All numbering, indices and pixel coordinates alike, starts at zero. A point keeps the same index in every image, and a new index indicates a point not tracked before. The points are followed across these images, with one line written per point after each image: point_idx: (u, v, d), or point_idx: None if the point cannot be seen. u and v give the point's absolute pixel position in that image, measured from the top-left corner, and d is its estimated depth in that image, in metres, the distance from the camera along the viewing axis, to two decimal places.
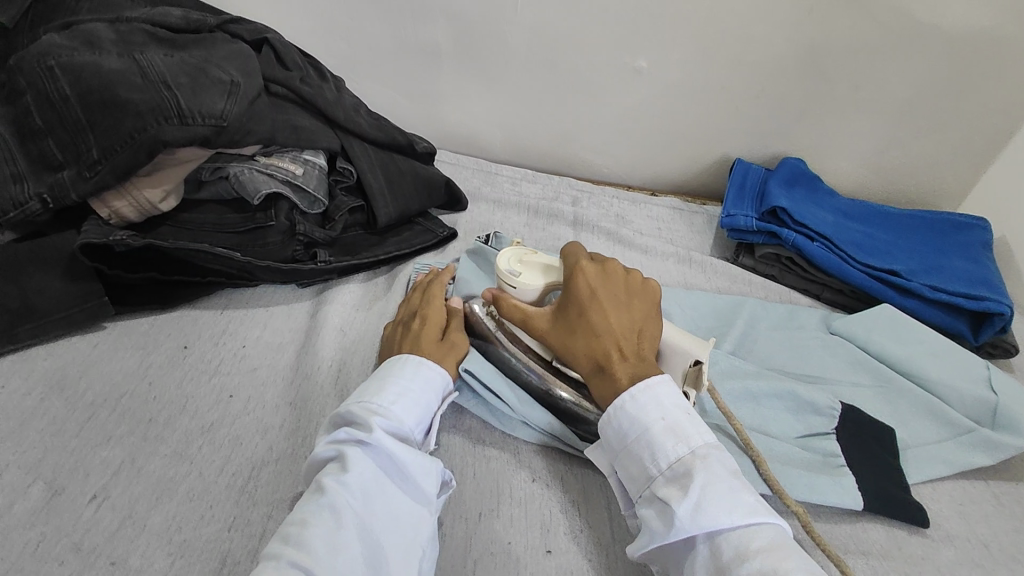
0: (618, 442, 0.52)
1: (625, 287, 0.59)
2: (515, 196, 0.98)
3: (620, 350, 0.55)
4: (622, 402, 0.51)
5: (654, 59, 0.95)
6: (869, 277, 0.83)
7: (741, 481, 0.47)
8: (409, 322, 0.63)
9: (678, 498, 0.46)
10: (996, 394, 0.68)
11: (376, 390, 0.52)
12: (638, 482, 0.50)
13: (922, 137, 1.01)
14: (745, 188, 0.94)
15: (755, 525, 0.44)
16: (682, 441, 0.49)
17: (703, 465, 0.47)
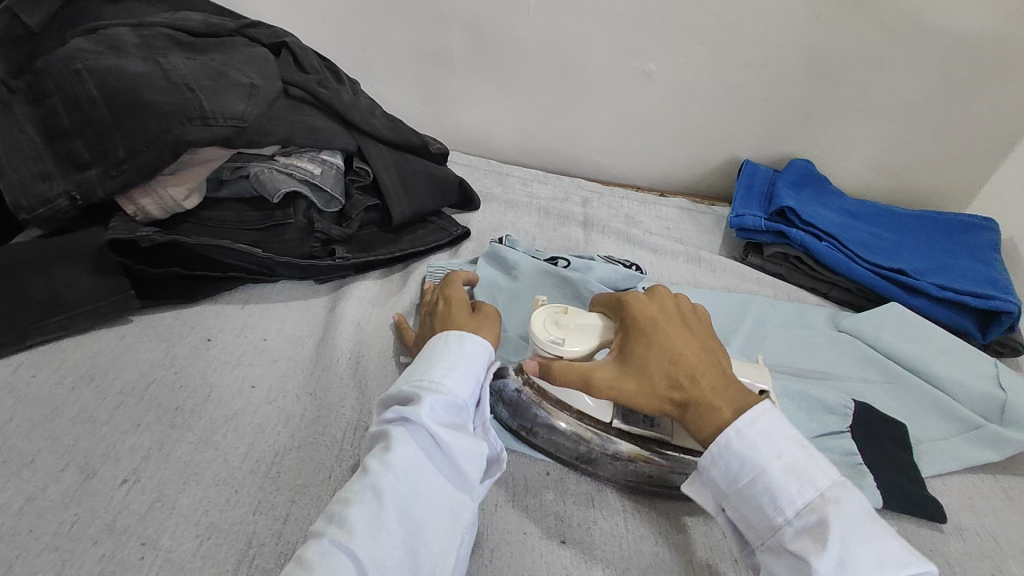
0: (729, 486, 0.49)
1: (680, 313, 0.58)
2: (527, 197, 1.00)
3: (706, 376, 0.53)
4: (728, 440, 0.49)
5: (663, 62, 0.97)
6: (876, 276, 0.84)
7: (879, 522, 0.44)
8: (436, 308, 0.63)
9: (817, 552, 0.43)
10: (1004, 390, 0.69)
11: (426, 366, 0.53)
12: (759, 529, 0.47)
13: (929, 139, 1.02)
14: (753, 189, 0.96)
15: (902, 574, 0.41)
16: (808, 484, 0.46)
17: (836, 509, 0.44)
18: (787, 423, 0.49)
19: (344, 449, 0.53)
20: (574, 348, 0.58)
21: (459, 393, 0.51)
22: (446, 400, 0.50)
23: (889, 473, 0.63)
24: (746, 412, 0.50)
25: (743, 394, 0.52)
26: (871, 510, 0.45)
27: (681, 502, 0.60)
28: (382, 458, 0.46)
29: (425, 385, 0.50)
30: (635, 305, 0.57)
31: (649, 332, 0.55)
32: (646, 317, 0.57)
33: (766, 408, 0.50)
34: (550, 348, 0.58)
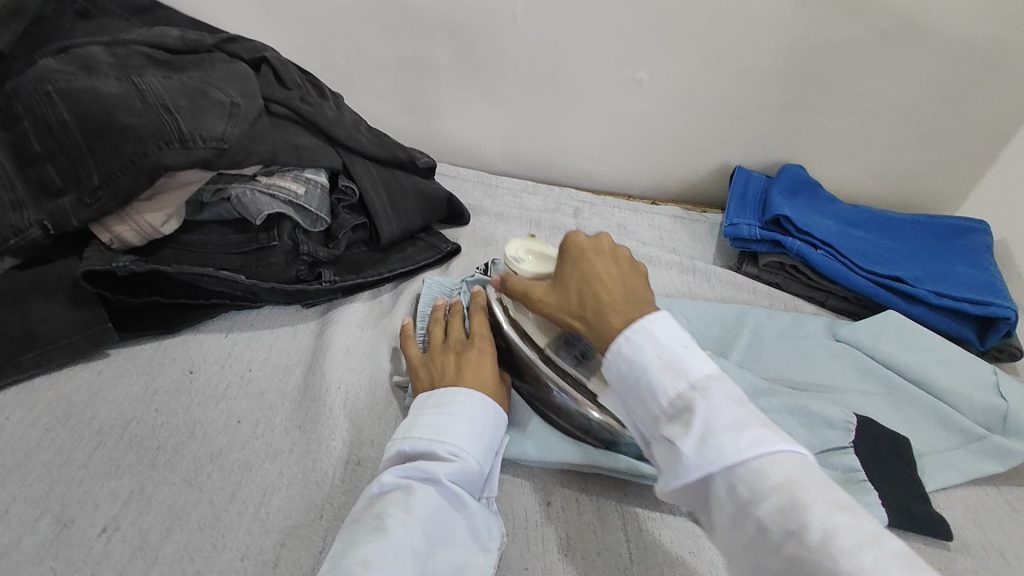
0: (618, 385, 0.48)
1: (616, 246, 0.57)
2: (517, 209, 0.98)
3: (609, 293, 0.52)
4: (618, 344, 0.48)
5: (653, 70, 0.96)
6: (873, 285, 0.83)
7: (750, 411, 0.43)
8: (465, 352, 0.59)
9: (682, 435, 0.43)
10: (1006, 400, 0.68)
11: (449, 421, 0.52)
12: (648, 422, 0.47)
13: (922, 142, 1.01)
14: (747, 197, 0.95)
15: (772, 454, 0.40)
16: (682, 375, 0.45)
17: (706, 398, 0.43)
18: (678, 327, 0.47)
19: (335, 486, 0.52)
20: (534, 271, 0.61)
21: (480, 461, 0.51)
22: (472, 466, 0.50)
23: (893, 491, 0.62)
24: (635, 322, 0.49)
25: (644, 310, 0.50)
26: (745, 398, 0.44)
27: (682, 527, 0.58)
28: (410, 515, 0.45)
29: (453, 447, 0.50)
30: (567, 237, 0.57)
31: (574, 262, 0.55)
32: (575, 249, 0.56)
33: (659, 316, 0.48)
34: (511, 266, 0.63)
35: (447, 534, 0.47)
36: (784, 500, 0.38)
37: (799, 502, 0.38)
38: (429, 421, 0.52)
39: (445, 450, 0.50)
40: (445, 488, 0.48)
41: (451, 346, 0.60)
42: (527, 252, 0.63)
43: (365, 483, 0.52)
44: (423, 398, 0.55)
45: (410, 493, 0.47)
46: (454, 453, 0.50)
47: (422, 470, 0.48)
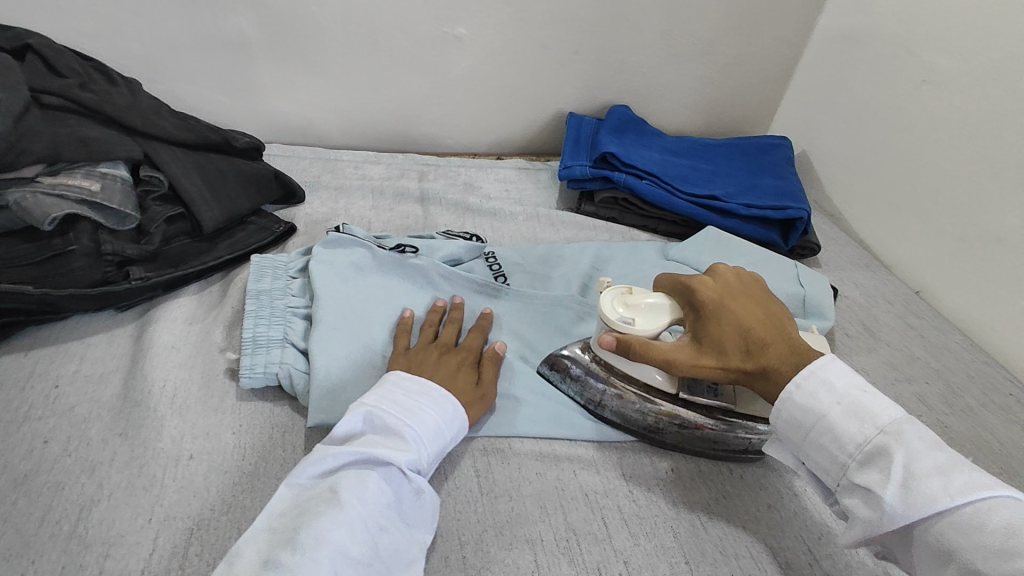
0: (796, 435, 0.50)
1: (743, 283, 0.58)
2: (358, 181, 0.95)
3: (776, 346, 0.52)
4: (789, 394, 0.50)
5: (472, 26, 0.97)
6: (694, 206, 0.90)
7: (950, 454, 0.44)
8: (446, 355, 0.60)
9: (884, 483, 0.44)
10: (803, 288, 0.78)
11: (415, 411, 0.52)
12: (832, 471, 0.48)
13: (727, 71, 1.11)
14: (579, 140, 0.99)
15: (983, 498, 0.41)
16: (867, 422, 0.46)
17: (902, 445, 0.44)
18: (849, 370, 0.49)
19: (166, 487, 0.49)
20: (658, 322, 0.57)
21: (433, 457, 0.52)
22: (425, 460, 0.51)
23: None
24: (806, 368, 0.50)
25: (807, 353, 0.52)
26: (942, 440, 0.45)
27: (529, 450, 0.60)
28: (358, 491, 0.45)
29: (410, 435, 0.50)
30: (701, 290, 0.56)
31: (715, 310, 0.55)
32: (711, 295, 0.56)
33: (827, 360, 0.50)
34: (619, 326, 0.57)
35: (400, 522, 0.47)
36: (999, 544, 0.39)
37: (1010, 540, 0.39)
38: (394, 406, 0.52)
39: (402, 439, 0.50)
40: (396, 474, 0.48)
41: (442, 345, 0.61)
42: (628, 307, 0.57)
43: (199, 476, 0.51)
44: (388, 382, 0.55)
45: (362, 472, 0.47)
46: (411, 440, 0.50)
47: (380, 451, 0.48)
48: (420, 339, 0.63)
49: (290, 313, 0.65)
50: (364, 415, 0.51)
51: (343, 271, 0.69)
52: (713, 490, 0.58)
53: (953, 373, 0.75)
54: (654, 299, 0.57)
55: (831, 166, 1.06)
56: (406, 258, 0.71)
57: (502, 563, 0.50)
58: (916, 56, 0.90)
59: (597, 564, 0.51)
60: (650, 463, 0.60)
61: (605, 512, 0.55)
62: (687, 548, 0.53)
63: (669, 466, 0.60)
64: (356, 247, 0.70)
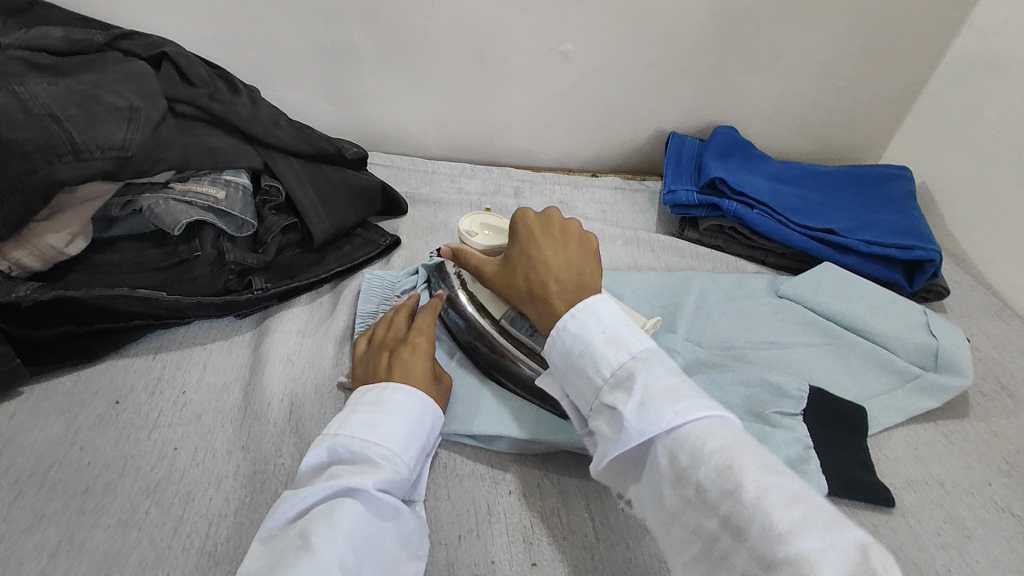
0: (565, 365, 0.51)
1: (564, 227, 0.61)
2: (455, 195, 0.95)
3: (552, 278, 0.56)
4: (564, 324, 0.51)
5: (579, 42, 0.94)
6: (808, 239, 0.85)
7: (682, 380, 0.46)
8: (399, 349, 0.57)
9: (624, 400, 0.45)
10: (935, 338, 0.72)
11: (383, 428, 0.49)
12: (587, 397, 0.49)
13: (843, 94, 1.04)
14: (682, 163, 0.96)
15: (702, 415, 0.43)
16: (624, 349, 0.48)
17: (644, 368, 0.46)
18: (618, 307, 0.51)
19: None
20: (486, 245, 0.65)
21: (411, 468, 0.49)
22: (403, 475, 0.48)
23: (843, 441, 0.62)
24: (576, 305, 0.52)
25: (585, 294, 0.54)
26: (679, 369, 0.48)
27: None
28: (337, 528, 0.42)
29: (376, 453, 0.47)
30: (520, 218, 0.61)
31: (524, 240, 0.59)
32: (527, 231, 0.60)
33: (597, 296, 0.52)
34: (464, 238, 0.66)
35: (380, 549, 0.44)
36: (694, 438, 0.42)
37: (703, 438, 0.41)
38: (356, 429, 0.49)
39: (373, 460, 0.47)
40: (375, 498, 0.45)
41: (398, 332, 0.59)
42: (480, 226, 0.67)
43: None
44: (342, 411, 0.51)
45: (338, 505, 0.43)
46: (380, 459, 0.47)
47: (343, 484, 0.44)
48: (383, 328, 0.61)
49: None
50: (325, 451, 0.48)
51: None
52: None
53: None
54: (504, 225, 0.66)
55: (958, 201, 0.97)
56: None
57: None
58: None
59: None
60: None
61: None
62: None
63: None
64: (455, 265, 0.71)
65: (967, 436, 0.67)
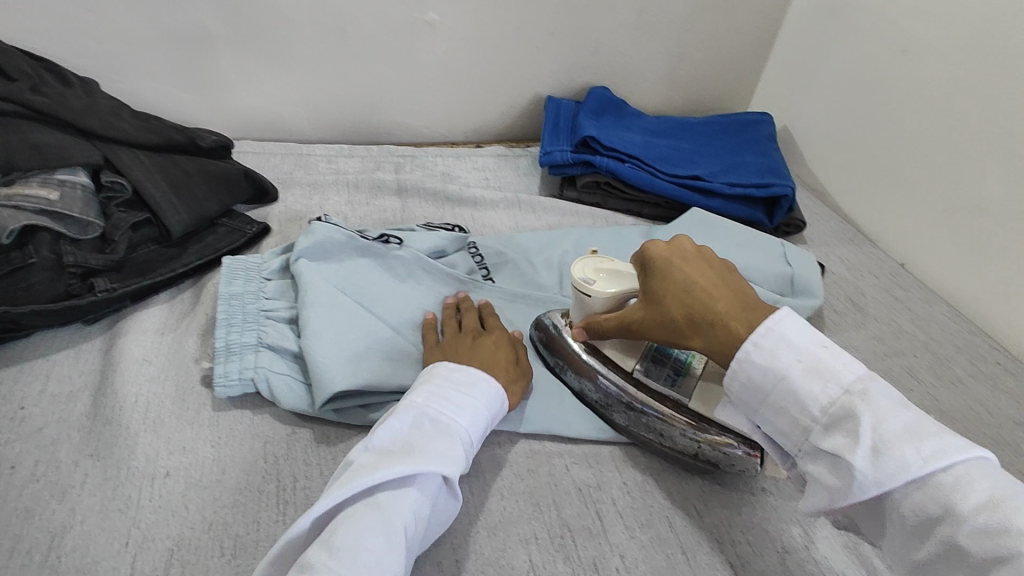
0: (752, 398, 0.46)
1: (700, 249, 0.53)
2: (332, 176, 0.92)
3: (719, 303, 0.49)
4: (748, 353, 0.46)
5: (443, 10, 0.93)
6: (677, 187, 0.89)
7: (918, 415, 0.41)
8: (475, 338, 0.60)
9: (852, 448, 0.41)
10: (791, 266, 0.78)
11: (466, 412, 0.50)
12: (792, 436, 0.45)
13: (706, 48, 1.09)
14: (558, 125, 0.98)
15: (960, 463, 0.39)
16: (832, 381, 0.43)
17: (868, 405, 0.41)
18: (809, 326, 0.45)
19: (142, 507, 0.47)
20: (611, 292, 0.57)
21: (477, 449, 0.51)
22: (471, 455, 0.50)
23: None
24: (760, 326, 0.46)
25: (758, 313, 0.48)
26: (829, 339, 0.45)
27: (520, 450, 0.58)
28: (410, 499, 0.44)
29: (458, 438, 0.48)
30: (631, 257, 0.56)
31: (661, 271, 0.52)
32: (657, 258, 0.53)
33: (778, 314, 0.46)
34: (583, 289, 0.58)
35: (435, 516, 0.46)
36: (873, 453, 0.40)
37: (886, 450, 0.40)
38: (446, 405, 0.50)
39: (453, 440, 0.48)
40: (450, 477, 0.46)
41: (473, 332, 0.61)
42: (596, 271, 0.58)
43: (178, 493, 0.49)
44: (433, 381, 0.52)
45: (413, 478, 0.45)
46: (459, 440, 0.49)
47: (433, 464, 0.45)
48: (451, 330, 0.63)
49: (264, 316, 0.61)
50: (422, 418, 0.49)
51: (329, 271, 0.66)
52: (708, 475, 0.57)
53: (939, 344, 0.77)
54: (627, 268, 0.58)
55: (815, 141, 1.04)
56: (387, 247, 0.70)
57: (497, 564, 0.49)
58: (895, 25, 0.88)
59: (595, 558, 0.50)
60: (643, 455, 0.59)
61: (600, 505, 0.54)
62: (685, 539, 0.52)
63: (664, 455, 0.59)
64: (337, 235, 0.67)
65: None
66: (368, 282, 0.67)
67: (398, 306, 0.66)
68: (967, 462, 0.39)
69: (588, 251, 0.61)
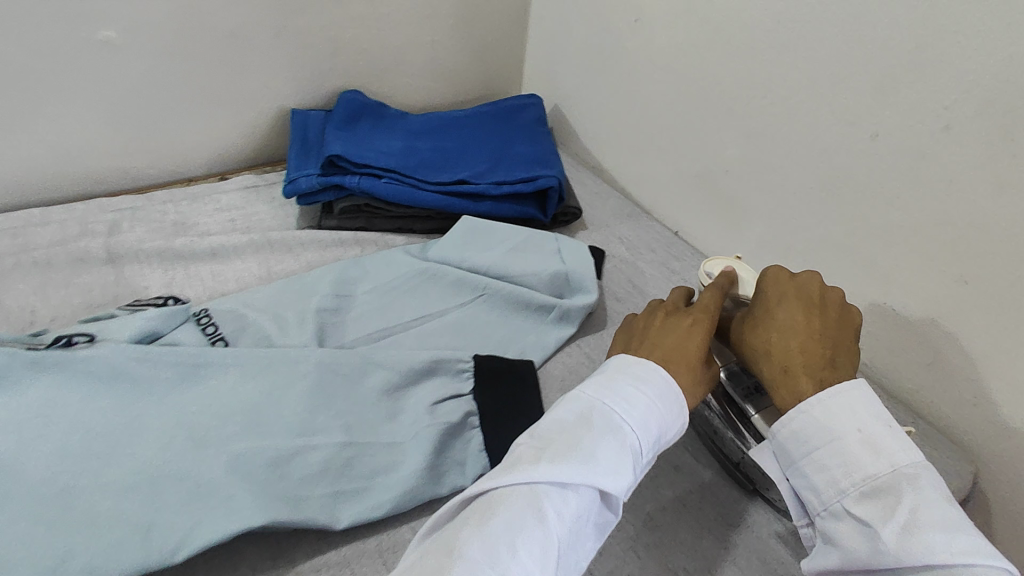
0: (792, 449, 0.46)
1: (822, 296, 0.53)
2: (12, 256, 0.72)
3: (802, 356, 0.49)
4: (807, 406, 0.46)
5: (121, 27, 0.76)
6: (443, 196, 0.82)
7: (957, 510, 0.40)
8: (670, 317, 0.55)
9: (881, 518, 0.40)
10: (564, 264, 0.76)
11: (644, 413, 0.45)
12: (820, 494, 0.44)
13: (460, 32, 1.01)
14: (305, 143, 0.86)
15: (985, 566, 0.37)
16: (884, 457, 0.42)
17: (913, 488, 0.41)
18: (877, 400, 0.45)
19: None
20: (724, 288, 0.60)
21: (646, 453, 0.44)
22: (640, 459, 0.43)
23: (483, 402, 0.61)
24: (832, 386, 0.46)
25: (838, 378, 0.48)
26: (894, 420, 0.44)
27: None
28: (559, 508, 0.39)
29: (633, 447, 0.43)
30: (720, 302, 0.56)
31: (765, 307, 0.53)
32: (769, 292, 0.54)
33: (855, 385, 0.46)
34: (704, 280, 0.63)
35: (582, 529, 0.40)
36: (901, 530, 0.39)
37: (913, 532, 0.39)
38: (622, 401, 0.45)
39: (619, 444, 0.43)
40: (608, 487, 0.41)
41: (667, 307, 0.56)
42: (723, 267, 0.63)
43: None
44: (618, 369, 0.48)
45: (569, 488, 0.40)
46: (624, 441, 0.43)
47: (598, 477, 0.40)
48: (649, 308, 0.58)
49: None
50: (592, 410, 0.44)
51: None
52: None
53: None
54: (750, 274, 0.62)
55: (585, 117, 1.03)
56: (74, 353, 0.55)
57: None
58: None
59: None
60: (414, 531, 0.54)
61: None
62: None
63: None
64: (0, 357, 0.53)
65: (601, 349, 0.71)
66: (46, 407, 0.52)
67: (85, 431, 0.52)
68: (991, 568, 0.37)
69: (735, 255, 0.65)
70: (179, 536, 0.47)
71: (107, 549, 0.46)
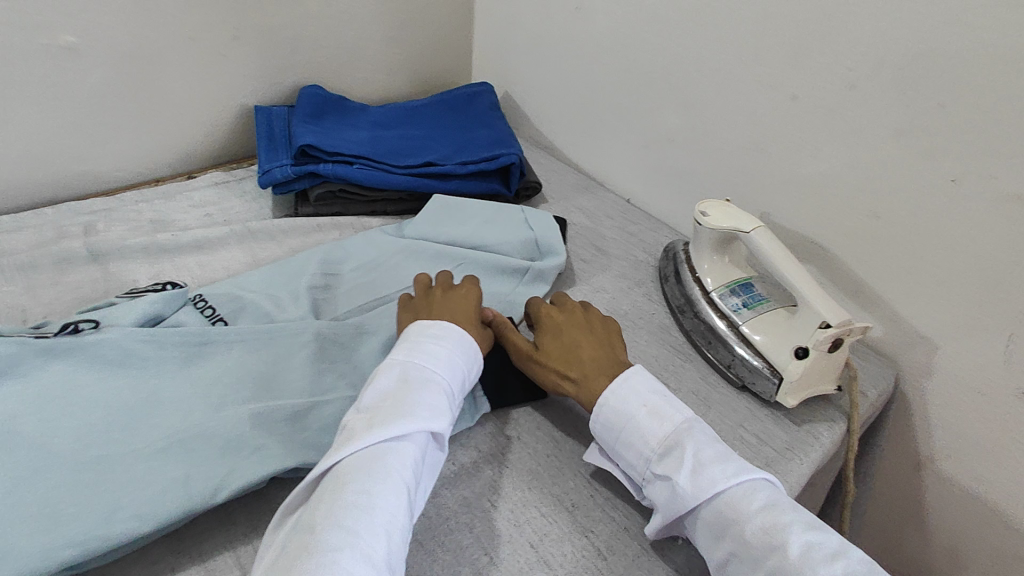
0: (608, 435, 0.56)
1: (593, 326, 0.65)
2: None
3: (593, 357, 0.60)
4: (607, 397, 0.56)
5: (82, 32, 0.77)
6: (413, 178, 0.87)
7: (725, 445, 0.53)
8: (443, 299, 0.63)
9: (678, 467, 0.51)
10: (533, 231, 0.83)
11: (445, 362, 0.55)
12: (635, 468, 0.54)
13: (412, 27, 1.06)
14: (275, 137, 0.89)
15: (750, 481, 0.50)
16: (665, 420, 0.54)
17: (691, 437, 0.53)
18: (650, 380, 0.58)
19: None
20: (717, 224, 0.71)
21: (454, 392, 0.55)
22: (449, 398, 0.54)
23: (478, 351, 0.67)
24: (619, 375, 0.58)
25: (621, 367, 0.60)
26: (665, 390, 0.57)
27: None
28: (400, 457, 0.47)
29: (442, 389, 0.53)
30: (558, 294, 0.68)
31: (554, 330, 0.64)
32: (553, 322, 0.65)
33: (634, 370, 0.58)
34: (699, 219, 0.73)
35: (420, 467, 0.50)
36: (692, 472, 0.51)
37: (699, 470, 0.50)
38: (428, 359, 0.55)
39: (432, 390, 0.52)
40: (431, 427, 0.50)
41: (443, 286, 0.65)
42: (714, 207, 0.73)
43: None
44: (417, 334, 0.57)
45: (399, 441, 0.48)
46: (433, 388, 0.53)
47: (425, 421, 0.50)
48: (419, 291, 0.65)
49: None
50: (406, 374, 0.53)
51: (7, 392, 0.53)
52: (497, 463, 0.59)
53: None
54: (741, 210, 0.71)
55: (536, 101, 1.10)
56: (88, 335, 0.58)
57: None
58: None
59: None
60: None
61: None
62: (484, 539, 0.53)
63: (452, 459, 0.59)
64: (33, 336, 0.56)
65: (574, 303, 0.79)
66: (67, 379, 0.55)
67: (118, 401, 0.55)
68: (752, 480, 0.50)
69: (723, 199, 0.74)
70: (222, 482, 0.52)
71: (152, 501, 0.50)
